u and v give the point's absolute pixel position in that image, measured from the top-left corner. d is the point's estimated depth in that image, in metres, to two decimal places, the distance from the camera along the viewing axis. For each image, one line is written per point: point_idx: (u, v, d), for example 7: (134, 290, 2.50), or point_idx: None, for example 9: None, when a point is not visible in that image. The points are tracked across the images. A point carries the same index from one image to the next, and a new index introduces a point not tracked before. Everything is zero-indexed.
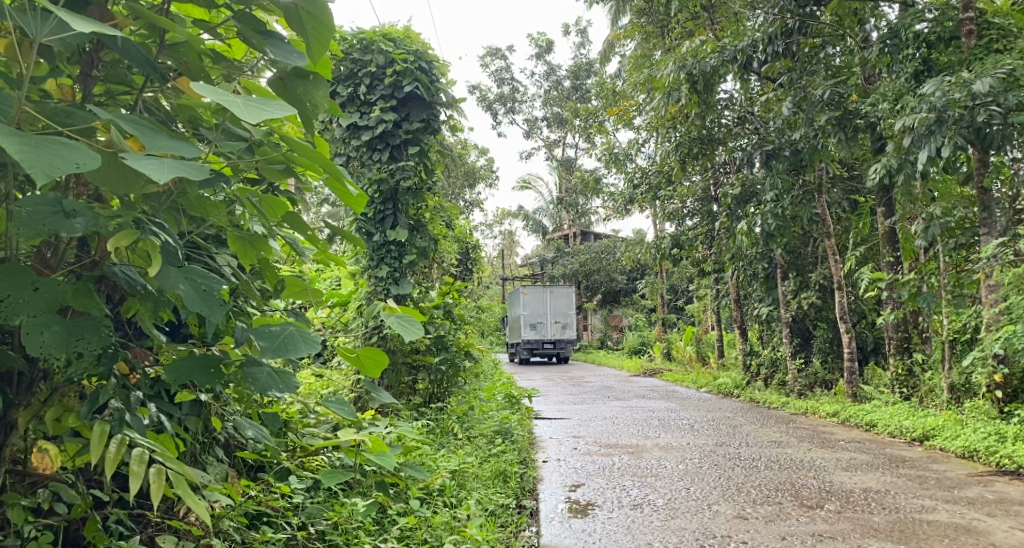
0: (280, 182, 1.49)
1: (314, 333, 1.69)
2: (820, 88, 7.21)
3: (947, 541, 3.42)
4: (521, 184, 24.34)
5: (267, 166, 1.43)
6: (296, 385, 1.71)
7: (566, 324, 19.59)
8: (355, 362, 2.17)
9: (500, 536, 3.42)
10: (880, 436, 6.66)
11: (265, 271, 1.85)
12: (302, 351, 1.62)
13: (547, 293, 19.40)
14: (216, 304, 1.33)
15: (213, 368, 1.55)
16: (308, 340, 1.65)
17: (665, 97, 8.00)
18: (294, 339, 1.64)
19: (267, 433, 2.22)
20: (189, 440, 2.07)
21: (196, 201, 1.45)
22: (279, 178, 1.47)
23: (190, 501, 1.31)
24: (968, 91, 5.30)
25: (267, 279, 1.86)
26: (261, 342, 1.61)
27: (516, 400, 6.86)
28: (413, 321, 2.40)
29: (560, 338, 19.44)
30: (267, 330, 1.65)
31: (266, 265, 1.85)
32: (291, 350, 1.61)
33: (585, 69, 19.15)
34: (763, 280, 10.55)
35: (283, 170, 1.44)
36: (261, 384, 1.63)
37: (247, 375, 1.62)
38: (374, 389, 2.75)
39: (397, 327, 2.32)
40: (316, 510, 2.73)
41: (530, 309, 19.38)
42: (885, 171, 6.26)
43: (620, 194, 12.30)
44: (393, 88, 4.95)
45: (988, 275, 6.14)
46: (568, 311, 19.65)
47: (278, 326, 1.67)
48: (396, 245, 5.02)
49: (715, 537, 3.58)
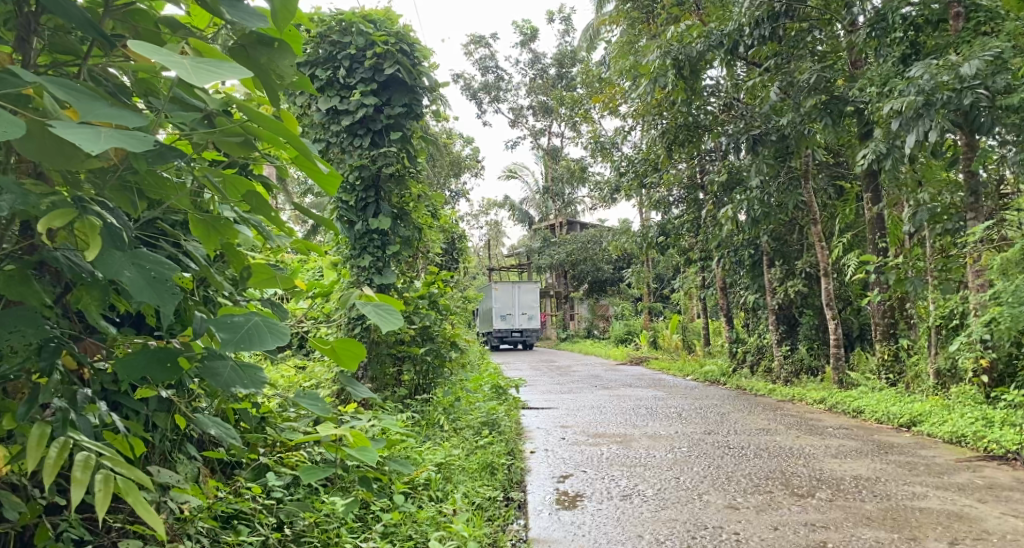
0: (243, 157, 1.37)
1: (284, 325, 1.58)
2: (807, 73, 7.17)
3: (939, 529, 3.36)
4: (507, 174, 24.20)
5: (225, 139, 1.32)
6: (265, 384, 1.61)
7: (533, 315, 20.27)
8: (331, 355, 2.07)
9: (488, 531, 3.33)
10: (868, 421, 6.63)
11: (232, 258, 1.74)
12: (267, 344, 1.50)
13: (515, 288, 20.15)
14: (169, 292, 1.24)
15: (169, 362, 1.46)
16: (277, 332, 1.54)
17: (652, 83, 7.85)
18: (260, 330, 1.53)
19: (234, 435, 2.02)
20: (153, 437, 1.99)
21: (152, 179, 1.34)
22: (239, 153, 1.36)
23: (140, 508, 1.20)
24: (956, 74, 5.24)
25: (233, 267, 1.75)
26: (223, 334, 1.50)
27: (503, 390, 6.77)
28: (393, 311, 2.27)
29: (527, 329, 20.06)
30: (229, 321, 1.54)
31: (232, 253, 1.74)
32: (255, 344, 1.49)
33: (569, 56, 18.99)
34: (749, 267, 10.50)
35: (243, 143, 1.33)
36: (223, 381, 1.52)
37: (209, 370, 1.53)
38: (352, 384, 2.62)
39: (376, 318, 2.19)
40: (297, 509, 2.65)
41: (501, 303, 20.03)
42: (874, 156, 6.21)
43: (606, 183, 12.24)
44: (374, 71, 4.84)
45: (976, 260, 6.12)
46: (535, 304, 20.32)
47: (242, 316, 1.56)
48: (379, 234, 4.92)
49: (707, 529, 3.51)
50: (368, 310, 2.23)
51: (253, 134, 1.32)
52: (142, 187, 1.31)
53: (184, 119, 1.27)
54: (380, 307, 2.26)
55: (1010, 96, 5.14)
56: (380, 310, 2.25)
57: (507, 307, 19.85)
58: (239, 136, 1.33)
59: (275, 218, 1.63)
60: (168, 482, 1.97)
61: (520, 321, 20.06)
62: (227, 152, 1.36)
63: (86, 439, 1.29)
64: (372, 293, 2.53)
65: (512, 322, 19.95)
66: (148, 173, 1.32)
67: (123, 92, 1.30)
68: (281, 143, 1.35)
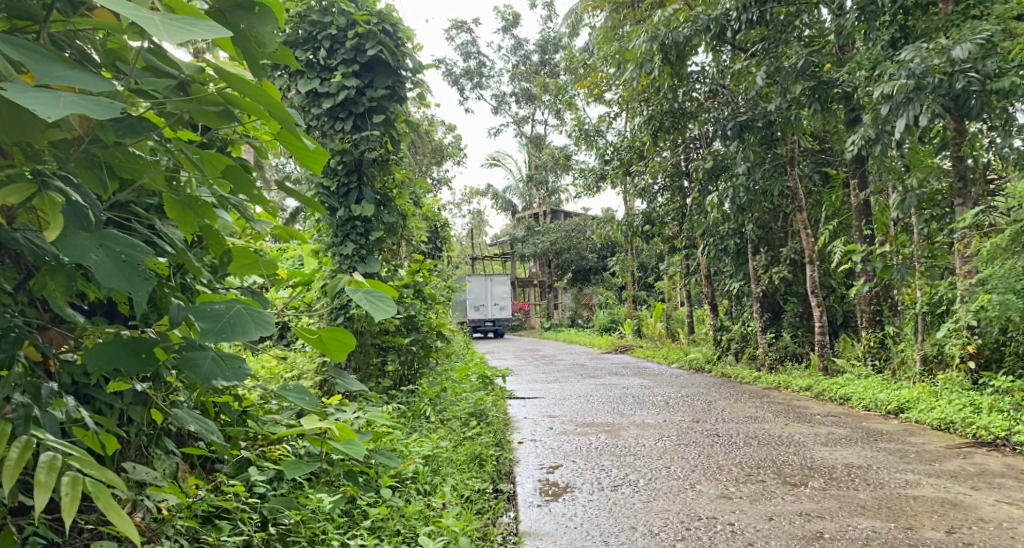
0: (222, 129, 1.28)
1: (268, 314, 1.48)
2: (795, 58, 7.09)
3: (935, 517, 3.33)
4: (490, 162, 24.07)
5: (202, 108, 1.22)
6: (246, 376, 1.52)
7: (504, 306, 20.66)
8: (318, 345, 1.96)
9: (478, 525, 3.25)
10: (855, 409, 6.63)
11: (210, 241, 1.63)
12: (250, 335, 1.39)
13: (487, 280, 20.49)
14: (142, 277, 1.14)
15: (145, 353, 1.35)
16: (262, 322, 1.44)
17: (638, 69, 7.80)
18: (242, 319, 1.42)
19: (214, 432, 1.92)
20: (128, 433, 1.89)
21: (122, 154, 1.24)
22: (218, 124, 1.26)
23: (110, 514, 1.09)
24: (947, 57, 5.18)
25: (212, 251, 1.65)
26: (202, 323, 1.39)
27: (489, 380, 6.68)
28: (386, 298, 2.17)
29: (500, 318, 20.29)
30: (209, 309, 1.43)
31: (211, 237, 1.63)
32: (237, 334, 1.39)
33: (552, 42, 18.81)
34: (734, 255, 10.49)
35: (222, 113, 1.23)
36: (203, 373, 1.43)
37: (189, 362, 1.42)
38: (341, 377, 2.53)
39: (368, 306, 2.09)
40: (280, 505, 2.54)
41: (474, 294, 20.32)
42: (861, 142, 6.17)
43: (590, 170, 12.16)
44: (356, 52, 4.70)
45: (964, 246, 6.11)
46: (506, 295, 20.71)
47: (223, 304, 1.45)
48: (362, 221, 4.81)
49: (700, 519, 3.45)
50: (360, 298, 2.12)
51: (233, 102, 1.22)
52: (113, 163, 1.21)
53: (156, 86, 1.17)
54: (372, 294, 2.15)
55: (1000, 80, 5.11)
56: (373, 297, 2.15)
57: (481, 298, 20.20)
58: (219, 104, 1.23)
59: (256, 198, 1.52)
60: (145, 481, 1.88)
61: (493, 311, 20.28)
62: (205, 123, 1.26)
63: (52, 438, 1.18)
64: (364, 279, 2.42)
65: (485, 312, 20.12)
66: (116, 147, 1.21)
67: (88, 60, 1.19)
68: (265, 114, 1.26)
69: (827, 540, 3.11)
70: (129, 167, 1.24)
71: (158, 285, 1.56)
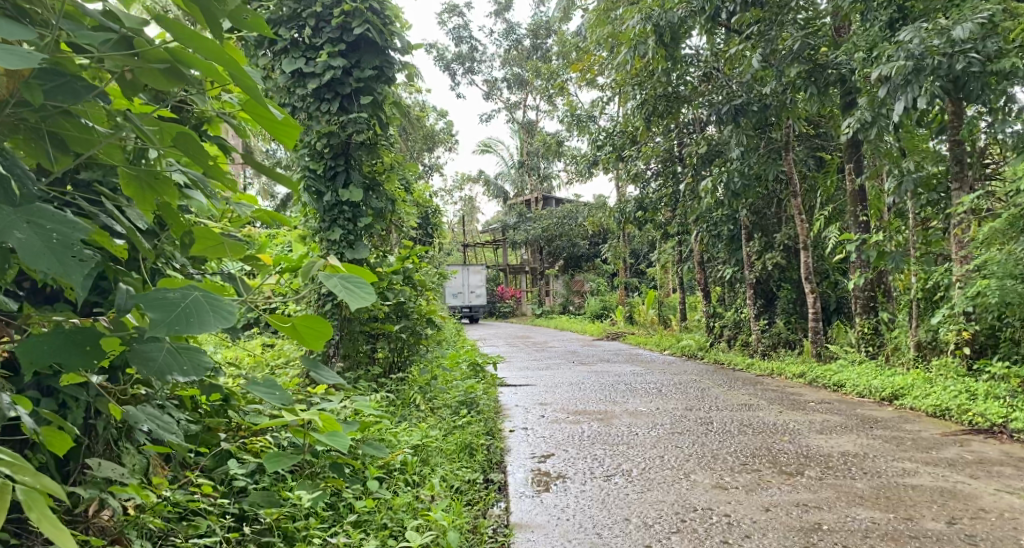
0: (169, 91, 1.27)
1: (229, 303, 1.37)
2: (791, 39, 6.96)
3: (934, 507, 3.26)
4: (482, 148, 23.88)
5: (147, 65, 1.21)
6: (207, 371, 1.44)
7: (480, 295, 21.19)
8: (292, 335, 1.85)
9: (467, 518, 3.15)
10: (848, 395, 6.56)
11: (169, 222, 1.54)
12: (210, 326, 1.28)
13: (465, 269, 20.99)
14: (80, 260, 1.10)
15: (88, 345, 1.26)
16: (224, 312, 1.33)
17: (631, 51, 7.68)
18: (200, 309, 1.31)
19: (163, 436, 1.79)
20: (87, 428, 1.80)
21: (67, 124, 1.26)
22: (165, 84, 1.24)
23: (44, 524, 0.99)
24: (947, 38, 5.06)
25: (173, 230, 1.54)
26: (153, 313, 1.27)
27: (480, 367, 6.58)
28: (363, 283, 2.06)
29: (476, 305, 20.97)
30: (161, 298, 1.31)
31: (171, 217, 1.53)
32: (195, 325, 1.27)
33: (544, 27, 18.53)
34: (728, 241, 10.38)
35: (169, 72, 1.23)
36: (157, 367, 1.35)
37: (141, 355, 1.34)
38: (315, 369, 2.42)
39: (343, 293, 1.97)
40: (262, 498, 2.50)
41: (452, 283, 20.77)
42: (858, 125, 6.07)
43: (583, 157, 12.03)
44: (342, 31, 4.57)
45: (961, 231, 6.02)
46: (481, 285, 21.26)
47: (177, 292, 1.33)
48: (350, 206, 4.71)
49: (695, 510, 3.36)
50: (335, 284, 2.01)
51: (183, 63, 1.22)
52: (61, 132, 1.25)
53: (92, 40, 1.15)
54: (348, 280, 2.05)
55: (1000, 60, 5.01)
56: (348, 283, 2.04)
57: (459, 287, 20.68)
58: (164, 63, 1.23)
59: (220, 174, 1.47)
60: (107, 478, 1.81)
61: (469, 299, 20.95)
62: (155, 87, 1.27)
63: None
64: (337, 263, 2.31)
65: (462, 299, 20.75)
66: (62, 113, 1.25)
67: (23, 18, 1.18)
68: (221, 75, 1.25)
69: (825, 531, 3.03)
70: (78, 137, 1.27)
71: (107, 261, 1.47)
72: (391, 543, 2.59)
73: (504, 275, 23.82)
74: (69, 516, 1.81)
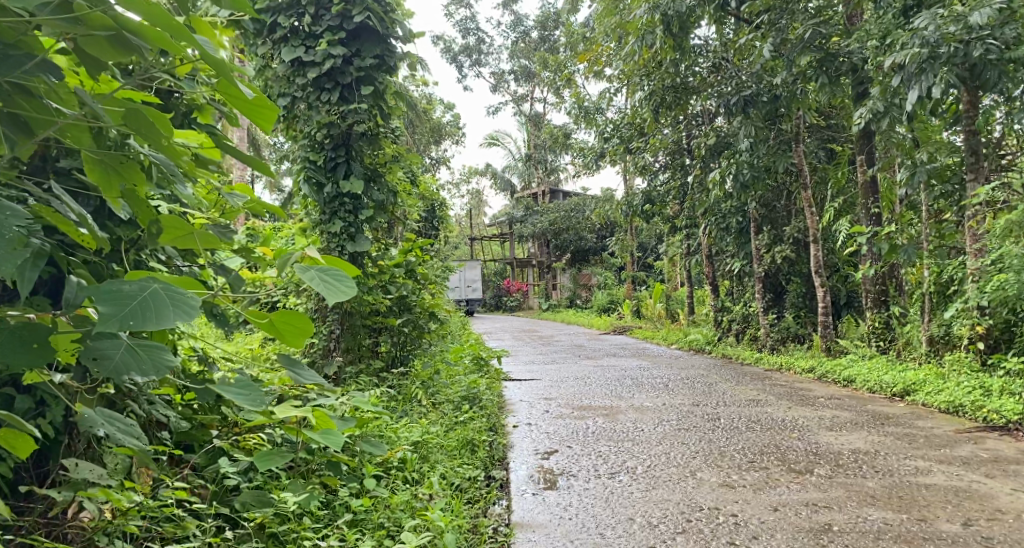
0: (118, 59, 1.33)
1: (190, 297, 1.46)
2: (802, 28, 6.80)
3: (949, 509, 3.16)
4: (489, 141, 23.76)
5: (91, 32, 1.27)
6: (168, 370, 1.52)
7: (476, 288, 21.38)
8: (270, 331, 1.90)
9: (467, 517, 3.06)
10: (859, 391, 6.44)
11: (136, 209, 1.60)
12: (165, 320, 1.37)
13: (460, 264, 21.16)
14: (15, 252, 1.24)
15: (36, 342, 1.37)
16: (184, 307, 1.42)
17: (639, 41, 7.60)
18: (159, 302, 1.40)
19: (128, 432, 1.77)
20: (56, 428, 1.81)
21: (25, 104, 1.31)
22: (110, 51, 1.32)
23: None
24: (964, 24, 4.91)
25: (137, 218, 1.68)
26: (105, 307, 1.36)
27: (484, 361, 6.50)
28: (343, 276, 2.01)
29: (473, 299, 21.27)
30: (114, 291, 1.39)
31: (136, 204, 1.66)
32: (150, 318, 1.36)
33: (552, 19, 18.35)
34: (736, 234, 10.23)
35: (114, 37, 1.29)
36: (113, 365, 1.46)
37: (99, 352, 1.46)
38: (295, 368, 2.36)
39: (320, 287, 1.93)
40: (253, 498, 2.44)
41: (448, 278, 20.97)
42: (870, 115, 5.94)
43: (590, 149, 11.90)
44: (342, 19, 4.48)
45: (976, 224, 5.88)
46: (477, 279, 21.44)
47: (131, 285, 1.42)
48: (351, 198, 4.63)
49: (702, 510, 3.27)
50: (313, 277, 1.97)
51: (126, 28, 1.29)
52: (20, 113, 1.29)
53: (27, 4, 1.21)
54: (328, 273, 2.00)
55: (1019, 47, 4.87)
56: (328, 276, 1.99)
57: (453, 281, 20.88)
58: (109, 31, 1.30)
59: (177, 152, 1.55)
60: (78, 477, 1.82)
61: (467, 293, 21.17)
62: (100, 57, 1.33)
63: None
64: (318, 255, 2.25)
65: (460, 293, 21.02)
66: (21, 94, 1.30)
67: None
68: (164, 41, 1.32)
69: (836, 533, 2.94)
70: (37, 117, 1.32)
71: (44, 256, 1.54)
72: (387, 544, 2.51)
73: (511, 269, 23.71)
74: (45, 519, 1.89)
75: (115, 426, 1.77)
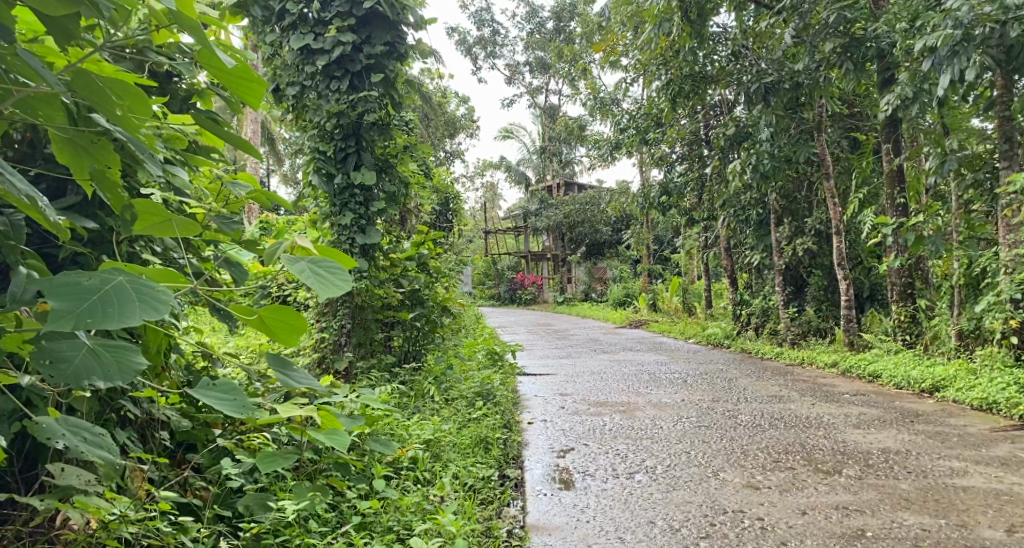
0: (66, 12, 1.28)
1: (158, 291, 1.42)
2: (827, 12, 6.55)
3: (990, 513, 2.99)
4: (504, 134, 23.61)
5: None
6: (135, 374, 1.47)
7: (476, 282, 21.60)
8: (261, 328, 1.83)
9: (480, 519, 2.93)
10: (885, 387, 6.23)
11: (107, 193, 1.56)
12: (130, 317, 1.34)
13: None
14: None
15: None
16: (151, 302, 1.39)
17: (656, 29, 7.39)
18: (123, 297, 1.36)
19: (94, 444, 1.64)
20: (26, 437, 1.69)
21: None
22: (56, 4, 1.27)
23: None
24: (1000, 4, 4.69)
25: (111, 206, 1.58)
26: (59, 303, 1.31)
27: (498, 356, 6.36)
28: (336, 269, 1.89)
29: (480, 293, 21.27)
30: (72, 286, 1.34)
31: (107, 189, 1.56)
32: (114, 314, 1.33)
33: (567, 10, 18.12)
34: (756, 226, 10.01)
35: None
36: (73, 368, 1.41)
37: (57, 355, 1.41)
38: (286, 371, 2.24)
39: (310, 279, 1.83)
40: (255, 502, 2.36)
41: None
42: (898, 101, 5.73)
43: (606, 141, 11.67)
44: (352, 5, 4.34)
45: (1011, 213, 5.66)
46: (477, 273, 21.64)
47: (91, 280, 1.37)
48: (362, 189, 4.49)
49: (726, 513, 3.12)
50: (303, 269, 1.87)
51: None
52: None
53: None
54: (320, 264, 1.89)
55: None
56: (320, 268, 1.88)
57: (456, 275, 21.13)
58: None
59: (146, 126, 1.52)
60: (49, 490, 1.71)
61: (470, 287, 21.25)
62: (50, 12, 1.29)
63: None
64: (310, 245, 2.13)
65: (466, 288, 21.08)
66: None
67: None
68: None
69: (871, 539, 2.78)
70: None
71: (9, 250, 1.54)
72: None
73: (525, 262, 23.52)
74: (28, 529, 1.81)
75: (79, 438, 1.63)
